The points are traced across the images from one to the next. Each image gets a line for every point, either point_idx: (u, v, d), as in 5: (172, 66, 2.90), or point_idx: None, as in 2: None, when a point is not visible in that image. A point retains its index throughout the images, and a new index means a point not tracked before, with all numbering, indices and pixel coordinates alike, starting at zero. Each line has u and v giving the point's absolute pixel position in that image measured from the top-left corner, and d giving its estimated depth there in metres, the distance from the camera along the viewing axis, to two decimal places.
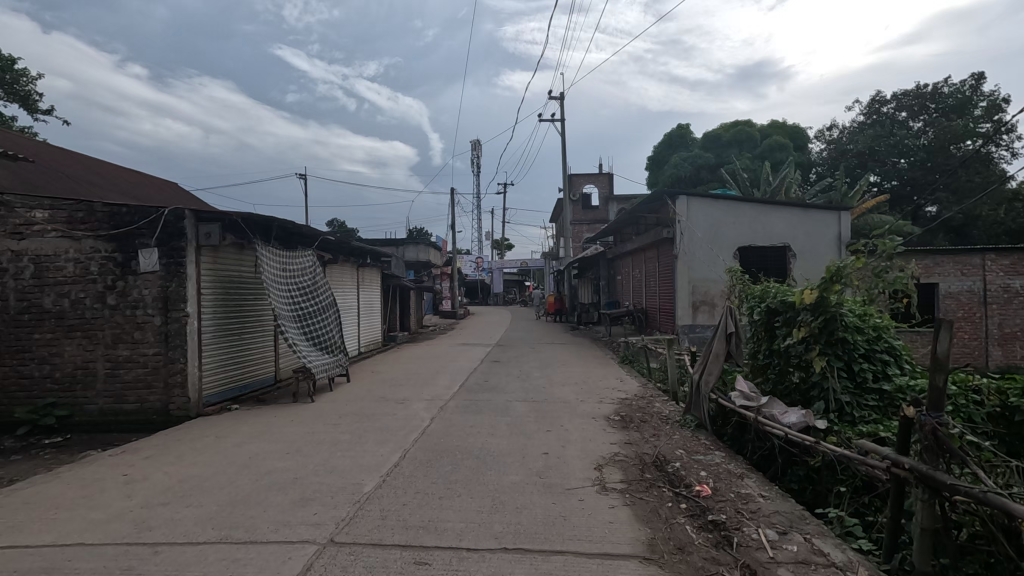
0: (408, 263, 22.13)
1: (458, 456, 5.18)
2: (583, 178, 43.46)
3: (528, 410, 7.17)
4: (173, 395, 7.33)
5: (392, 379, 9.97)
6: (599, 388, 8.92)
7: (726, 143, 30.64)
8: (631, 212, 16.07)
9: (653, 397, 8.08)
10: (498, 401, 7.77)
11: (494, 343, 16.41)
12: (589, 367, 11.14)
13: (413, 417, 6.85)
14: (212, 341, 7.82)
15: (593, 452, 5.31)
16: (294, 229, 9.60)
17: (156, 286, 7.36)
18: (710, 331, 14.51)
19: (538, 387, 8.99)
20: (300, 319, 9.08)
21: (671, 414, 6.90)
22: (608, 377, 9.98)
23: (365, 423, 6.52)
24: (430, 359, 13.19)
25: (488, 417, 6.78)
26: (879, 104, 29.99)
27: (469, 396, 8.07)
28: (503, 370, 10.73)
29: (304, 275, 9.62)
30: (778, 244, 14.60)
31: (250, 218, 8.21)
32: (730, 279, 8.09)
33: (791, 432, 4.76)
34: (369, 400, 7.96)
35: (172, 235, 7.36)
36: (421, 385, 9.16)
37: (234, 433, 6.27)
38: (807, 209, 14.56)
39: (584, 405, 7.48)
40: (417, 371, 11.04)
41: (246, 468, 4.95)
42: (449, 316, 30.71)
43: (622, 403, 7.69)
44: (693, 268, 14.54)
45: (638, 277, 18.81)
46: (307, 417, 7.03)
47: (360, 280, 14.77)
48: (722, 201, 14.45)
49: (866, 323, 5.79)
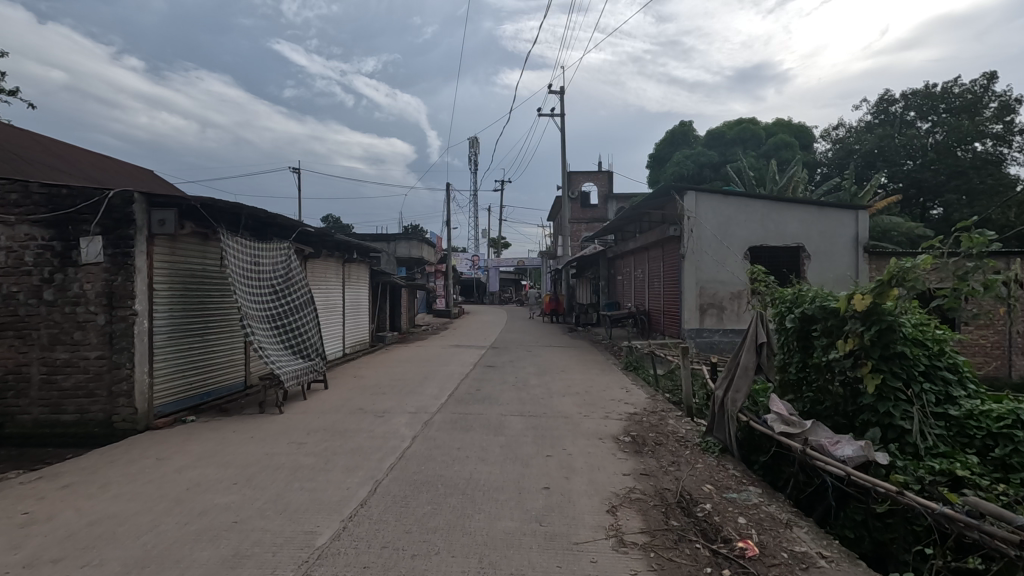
0: (400, 260, 21.19)
1: (440, 491, 4.26)
2: (582, 176, 42.57)
3: (524, 427, 6.26)
4: (118, 406, 6.38)
5: (374, 386, 9.04)
6: (603, 400, 8.02)
7: (730, 141, 29.84)
8: (636, 208, 15.18)
9: (665, 413, 7.18)
10: (490, 415, 6.86)
11: (488, 345, 15.50)
12: (591, 375, 10.25)
13: (391, 435, 5.94)
14: (167, 342, 6.89)
15: (603, 487, 4.41)
16: (267, 219, 8.65)
17: (100, 280, 6.42)
18: (718, 336, 13.63)
19: (535, 397, 8.10)
20: (272, 318, 8.14)
21: (690, 436, 6.00)
22: (612, 387, 9.08)
23: (335, 443, 5.61)
24: (419, 362, 12.26)
25: (478, 436, 5.87)
26: (887, 104, 29.22)
27: (457, 409, 7.15)
28: (496, 377, 9.81)
29: (279, 270, 8.67)
30: (792, 244, 13.74)
31: (213, 204, 7.27)
32: (754, 281, 7.22)
33: (851, 471, 3.85)
34: (345, 412, 7.04)
35: (120, 222, 6.42)
36: (405, 394, 8.23)
37: (180, 454, 5.34)
38: (822, 207, 13.71)
39: (589, 422, 6.57)
40: (403, 376, 10.13)
41: (178, 505, 4.03)
42: (443, 315, 29.76)
43: (631, 420, 6.80)
44: (701, 268, 13.65)
45: (640, 277, 17.93)
46: (271, 432, 6.10)
47: (345, 276, 13.81)
48: (733, 197, 13.59)
49: (926, 335, 4.93)
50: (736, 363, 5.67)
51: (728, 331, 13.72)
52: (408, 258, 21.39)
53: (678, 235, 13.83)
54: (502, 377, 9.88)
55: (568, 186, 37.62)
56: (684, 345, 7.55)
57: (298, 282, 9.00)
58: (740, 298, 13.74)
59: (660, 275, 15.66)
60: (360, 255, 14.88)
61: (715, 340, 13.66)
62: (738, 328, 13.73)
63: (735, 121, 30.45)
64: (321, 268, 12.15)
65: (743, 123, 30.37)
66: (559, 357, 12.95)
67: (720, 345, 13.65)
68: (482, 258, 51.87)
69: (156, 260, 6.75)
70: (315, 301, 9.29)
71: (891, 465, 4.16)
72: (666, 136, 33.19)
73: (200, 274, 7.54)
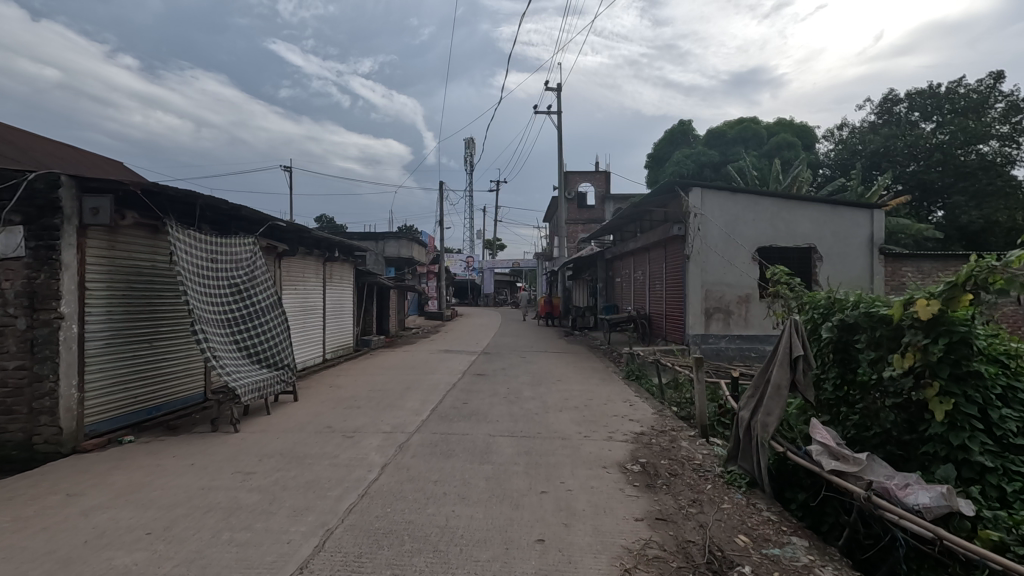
0: (389, 260, 20.24)
1: (406, 547, 3.36)
2: (579, 177, 41.74)
3: (515, 453, 5.37)
4: (39, 425, 5.44)
5: (349, 398, 8.13)
6: (604, 416, 7.13)
7: (731, 141, 29.13)
8: (637, 206, 14.29)
9: (676, 434, 6.30)
10: (476, 436, 5.96)
11: (480, 351, 14.59)
12: (590, 386, 9.34)
13: (358, 462, 5.04)
14: (102, 351, 5.95)
15: (611, 540, 3.52)
16: (229, 211, 7.72)
17: (20, 277, 5.49)
18: (725, 342, 12.80)
19: (528, 413, 7.20)
20: (232, 323, 7.20)
21: (709, 466, 5.12)
22: (613, 400, 8.19)
23: (289, 473, 4.69)
24: (403, 369, 11.34)
25: (460, 465, 4.97)
26: (890, 104, 28.57)
27: (439, 428, 6.25)
28: (486, 388, 8.91)
29: (242, 268, 7.72)
30: (803, 245, 12.89)
31: (161, 192, 6.34)
32: (780, 285, 6.40)
33: (932, 527, 3.00)
34: (309, 432, 6.12)
35: (45, 210, 5.51)
36: (382, 409, 7.32)
37: (98, 488, 4.41)
38: (835, 206, 12.89)
39: (590, 446, 5.68)
40: (384, 386, 9.22)
41: (64, 569, 3.10)
42: (435, 318, 28.82)
43: (638, 442, 5.91)
44: (707, 270, 12.80)
45: (640, 279, 17.09)
46: (217, 457, 5.18)
47: (326, 276, 12.86)
48: (741, 195, 12.75)
49: (1000, 350, 4.08)
50: (766, 380, 4.78)
51: (734, 337, 12.89)
52: (397, 257, 20.44)
53: (683, 235, 12.96)
54: (492, 388, 8.98)
55: (564, 185, 36.78)
56: (697, 356, 6.66)
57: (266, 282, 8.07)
58: (747, 302, 12.90)
59: (662, 277, 14.80)
60: (343, 254, 13.92)
61: (721, 346, 12.82)
62: (745, 333, 12.89)
63: (736, 120, 29.68)
64: (297, 267, 11.20)
65: (744, 122, 29.60)
66: (555, 365, 12.07)
67: (726, 352, 12.81)
68: (476, 260, 51.00)
69: (90, 254, 5.81)
70: (284, 303, 8.36)
71: (978, 517, 3.29)
72: (665, 135, 32.37)
73: (147, 272, 6.60)
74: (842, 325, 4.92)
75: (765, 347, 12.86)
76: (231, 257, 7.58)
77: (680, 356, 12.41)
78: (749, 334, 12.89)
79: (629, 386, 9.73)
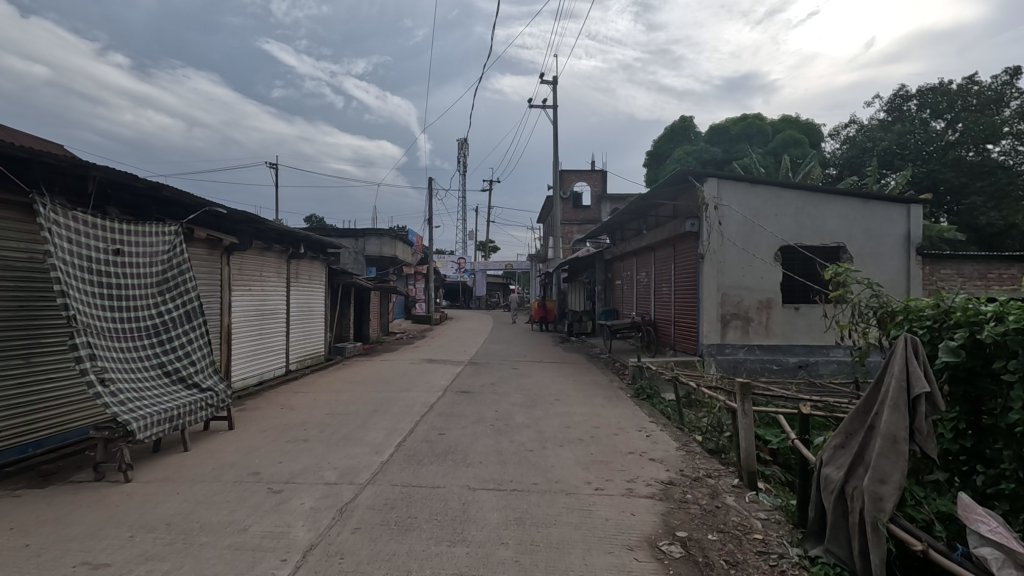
0: (370, 259, 18.61)
1: None
2: (574, 176, 40.27)
3: (501, 522, 3.82)
4: None
5: (298, 426, 6.54)
6: (617, 454, 5.59)
7: (735, 137, 27.80)
8: (644, 199, 12.84)
9: (713, 485, 4.79)
10: (449, 491, 4.40)
11: (467, 360, 13.03)
12: (595, 409, 7.81)
13: (272, 541, 3.47)
14: None
15: None
16: (143, 190, 6.11)
17: None
18: (743, 353, 11.37)
19: (520, 450, 5.65)
20: (127, 336, 5.50)
21: (779, 548, 3.60)
22: (625, 430, 6.66)
23: (159, 568, 3.11)
24: (376, 384, 9.76)
25: (420, 547, 3.41)
26: (901, 100, 27.34)
27: (401, 477, 4.70)
28: (470, 412, 7.35)
29: (155, 265, 6.04)
30: (831, 244, 11.46)
31: (28, 156, 4.74)
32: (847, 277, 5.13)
33: None
34: (226, 483, 4.54)
35: None
36: (334, 443, 5.75)
37: None
38: (867, 200, 11.47)
39: (604, 508, 4.15)
40: (348, 407, 7.65)
41: None
42: (423, 321, 27.25)
43: (668, 501, 4.38)
44: (724, 271, 11.36)
45: (644, 282, 15.62)
46: (72, 532, 3.61)
47: (289, 276, 11.24)
48: (763, 186, 11.33)
49: None
50: (871, 430, 3.24)
51: (754, 347, 11.42)
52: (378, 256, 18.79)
53: (697, 231, 11.53)
54: (478, 411, 7.44)
55: (559, 184, 35.28)
56: (741, 379, 5.07)
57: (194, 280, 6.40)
58: (769, 308, 11.43)
59: (671, 278, 13.30)
60: (312, 250, 12.31)
61: (738, 358, 11.35)
62: (767, 344, 11.42)
63: (739, 116, 28.29)
64: (249, 264, 9.56)
65: (748, 118, 28.20)
66: (552, 378, 10.54)
67: (743, 364, 11.34)
68: (468, 261, 49.37)
69: None
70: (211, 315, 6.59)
71: None
72: (666, 131, 30.93)
73: (17, 265, 5.01)
74: (975, 347, 3.36)
75: (789, 359, 11.38)
76: (140, 249, 5.90)
77: (693, 368, 10.91)
78: (770, 345, 11.41)
79: (640, 408, 8.20)
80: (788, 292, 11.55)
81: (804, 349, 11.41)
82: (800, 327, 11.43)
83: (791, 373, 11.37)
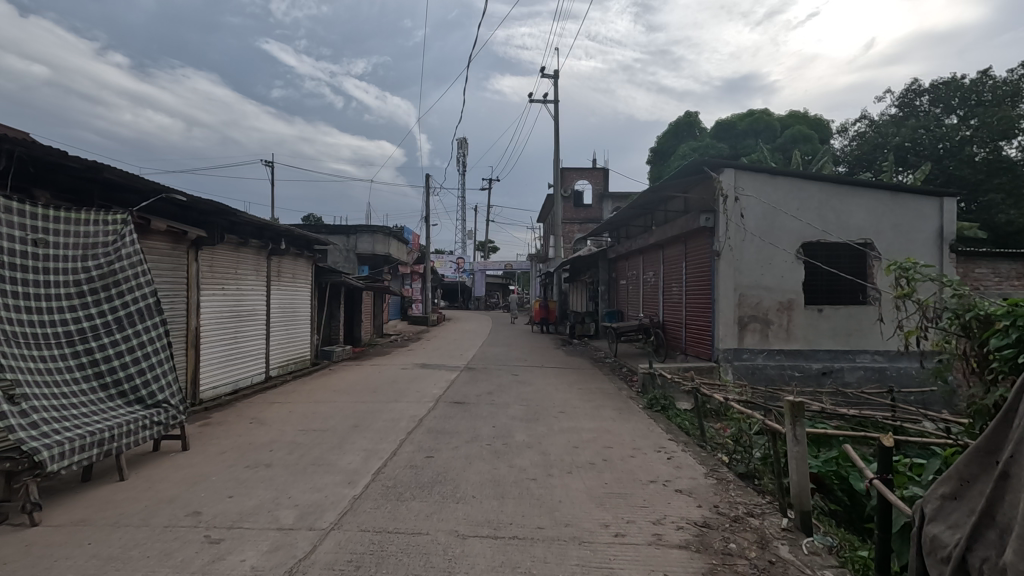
0: (362, 257, 17.63)
1: None
2: (574, 174, 39.34)
3: None
4: None
5: (264, 446, 5.64)
6: (636, 484, 4.70)
7: (742, 133, 26.94)
8: (654, 192, 11.96)
9: (760, 530, 3.89)
10: (432, 541, 3.51)
11: (463, 366, 12.14)
12: (604, 424, 6.91)
13: None
14: None
15: None
16: (83, 169, 5.25)
17: None
18: (762, 358, 10.49)
19: (520, 480, 4.76)
20: (46, 343, 4.52)
21: None
22: (642, 451, 5.76)
23: None
24: (361, 392, 8.86)
25: None
26: (913, 95, 26.49)
27: (375, 520, 3.81)
28: (463, 428, 6.45)
29: (90, 256, 5.05)
30: (857, 240, 10.57)
31: None
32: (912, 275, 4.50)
33: None
34: (155, 528, 3.64)
35: None
36: (300, 470, 4.86)
37: None
38: (896, 192, 10.58)
39: (628, 567, 3.24)
40: (326, 421, 6.75)
41: None
42: (419, 322, 26.34)
43: (706, 554, 3.49)
44: (742, 269, 10.47)
45: (652, 281, 14.73)
46: None
47: (268, 274, 10.32)
48: (784, 178, 10.45)
49: None
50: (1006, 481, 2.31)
51: (774, 353, 10.53)
52: (372, 255, 17.68)
53: (712, 226, 10.65)
54: (473, 427, 6.54)
55: (560, 182, 34.38)
56: (790, 397, 4.09)
57: (143, 273, 5.43)
58: (790, 310, 10.53)
59: (682, 277, 12.39)
60: (295, 247, 11.40)
61: (757, 364, 10.46)
62: (788, 348, 10.52)
63: (746, 111, 27.39)
64: (220, 260, 8.64)
65: (755, 113, 27.29)
66: (555, 387, 9.64)
67: (763, 371, 10.45)
68: (467, 261, 48.53)
69: None
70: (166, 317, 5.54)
71: None
72: (669, 127, 30.02)
73: None
74: None
75: (811, 365, 10.48)
76: (71, 238, 4.92)
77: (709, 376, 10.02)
78: (791, 350, 10.52)
79: (655, 422, 7.29)
80: (811, 291, 10.66)
81: (828, 355, 10.52)
82: (823, 330, 10.53)
83: (814, 380, 10.48)
